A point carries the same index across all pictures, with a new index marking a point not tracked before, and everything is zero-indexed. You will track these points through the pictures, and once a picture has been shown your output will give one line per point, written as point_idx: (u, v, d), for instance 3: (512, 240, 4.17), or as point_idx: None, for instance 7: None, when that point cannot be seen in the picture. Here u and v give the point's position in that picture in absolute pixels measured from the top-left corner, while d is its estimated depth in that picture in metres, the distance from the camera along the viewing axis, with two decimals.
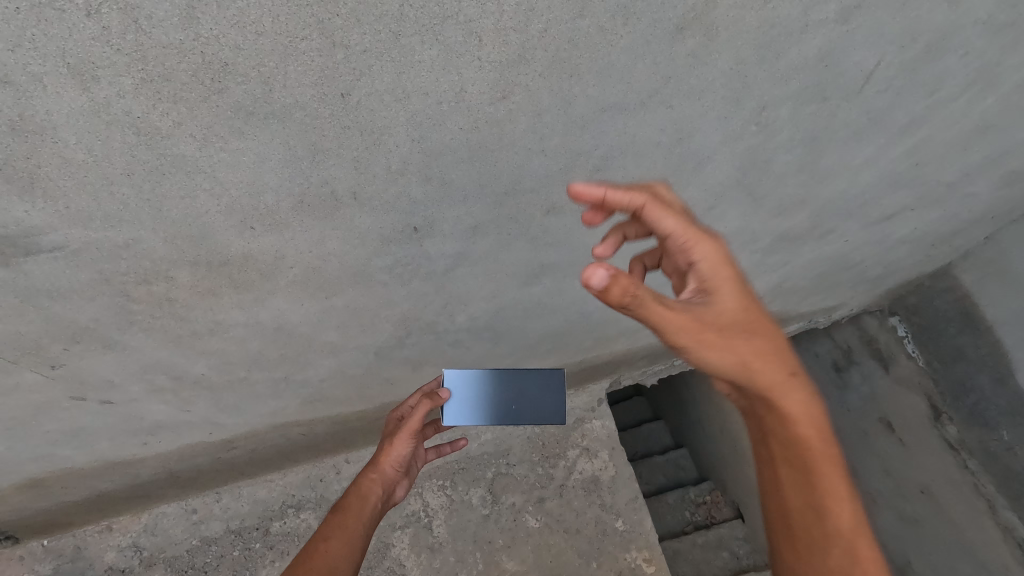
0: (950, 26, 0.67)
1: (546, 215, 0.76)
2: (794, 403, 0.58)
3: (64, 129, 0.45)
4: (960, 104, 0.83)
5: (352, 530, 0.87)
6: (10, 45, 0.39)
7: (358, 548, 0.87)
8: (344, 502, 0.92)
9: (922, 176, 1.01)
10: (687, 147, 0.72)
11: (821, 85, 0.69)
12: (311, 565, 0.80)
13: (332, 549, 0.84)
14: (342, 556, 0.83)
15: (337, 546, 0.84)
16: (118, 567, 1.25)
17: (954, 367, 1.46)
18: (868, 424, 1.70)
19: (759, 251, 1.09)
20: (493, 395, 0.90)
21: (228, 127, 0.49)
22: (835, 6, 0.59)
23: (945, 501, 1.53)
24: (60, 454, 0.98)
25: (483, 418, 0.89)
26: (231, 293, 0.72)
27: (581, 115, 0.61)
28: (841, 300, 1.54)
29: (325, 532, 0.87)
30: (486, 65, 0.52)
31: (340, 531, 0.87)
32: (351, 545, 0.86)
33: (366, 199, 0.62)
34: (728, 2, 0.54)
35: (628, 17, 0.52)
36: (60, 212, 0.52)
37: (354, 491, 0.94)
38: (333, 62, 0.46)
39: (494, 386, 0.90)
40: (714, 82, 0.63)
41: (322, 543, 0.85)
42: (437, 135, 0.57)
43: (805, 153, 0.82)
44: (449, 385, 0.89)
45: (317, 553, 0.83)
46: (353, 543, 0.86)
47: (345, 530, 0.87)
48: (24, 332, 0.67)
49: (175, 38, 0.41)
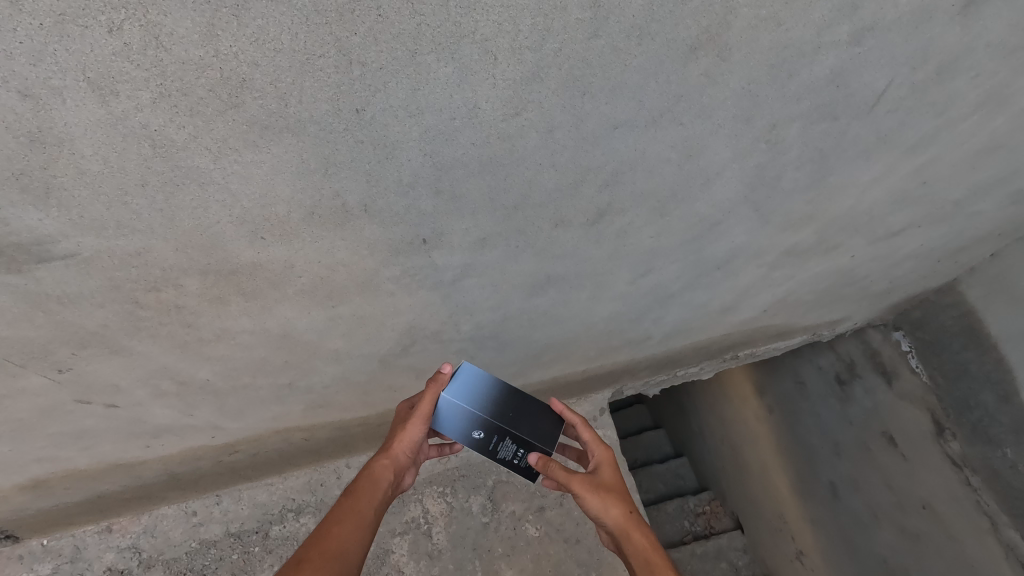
0: (961, 48, 0.67)
1: (554, 228, 0.76)
2: (639, 539, 0.81)
3: (81, 140, 0.45)
4: (969, 124, 0.83)
5: (364, 517, 0.80)
6: (32, 59, 0.39)
7: (368, 537, 0.79)
8: (355, 486, 0.83)
9: (930, 194, 1.01)
10: (697, 164, 0.72)
11: (832, 104, 0.70)
12: (321, 553, 0.72)
13: (343, 536, 0.76)
14: (354, 545, 0.76)
15: (348, 534, 0.76)
16: (117, 568, 1.25)
17: (958, 383, 1.44)
18: (870, 437, 1.72)
19: (765, 265, 1.09)
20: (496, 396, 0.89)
21: (243, 140, 0.49)
22: (848, 28, 0.59)
23: (948, 517, 1.51)
24: (64, 455, 0.98)
25: (476, 409, 0.86)
26: (239, 301, 0.72)
27: (592, 131, 0.61)
28: (846, 314, 1.53)
29: (334, 516, 0.79)
30: (500, 82, 0.52)
31: (351, 517, 0.79)
32: (362, 534, 0.78)
33: (376, 211, 0.62)
34: (741, 23, 0.54)
35: (642, 37, 0.53)
36: (74, 220, 0.52)
37: (365, 474, 0.85)
38: (350, 78, 0.47)
39: (498, 385, 0.89)
40: (726, 101, 0.63)
41: (333, 528, 0.76)
42: (450, 150, 0.57)
43: (813, 170, 0.82)
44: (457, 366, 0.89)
45: (327, 539, 0.75)
46: (364, 532, 0.78)
47: (357, 516, 0.79)
48: (32, 336, 0.67)
49: (194, 54, 0.42)
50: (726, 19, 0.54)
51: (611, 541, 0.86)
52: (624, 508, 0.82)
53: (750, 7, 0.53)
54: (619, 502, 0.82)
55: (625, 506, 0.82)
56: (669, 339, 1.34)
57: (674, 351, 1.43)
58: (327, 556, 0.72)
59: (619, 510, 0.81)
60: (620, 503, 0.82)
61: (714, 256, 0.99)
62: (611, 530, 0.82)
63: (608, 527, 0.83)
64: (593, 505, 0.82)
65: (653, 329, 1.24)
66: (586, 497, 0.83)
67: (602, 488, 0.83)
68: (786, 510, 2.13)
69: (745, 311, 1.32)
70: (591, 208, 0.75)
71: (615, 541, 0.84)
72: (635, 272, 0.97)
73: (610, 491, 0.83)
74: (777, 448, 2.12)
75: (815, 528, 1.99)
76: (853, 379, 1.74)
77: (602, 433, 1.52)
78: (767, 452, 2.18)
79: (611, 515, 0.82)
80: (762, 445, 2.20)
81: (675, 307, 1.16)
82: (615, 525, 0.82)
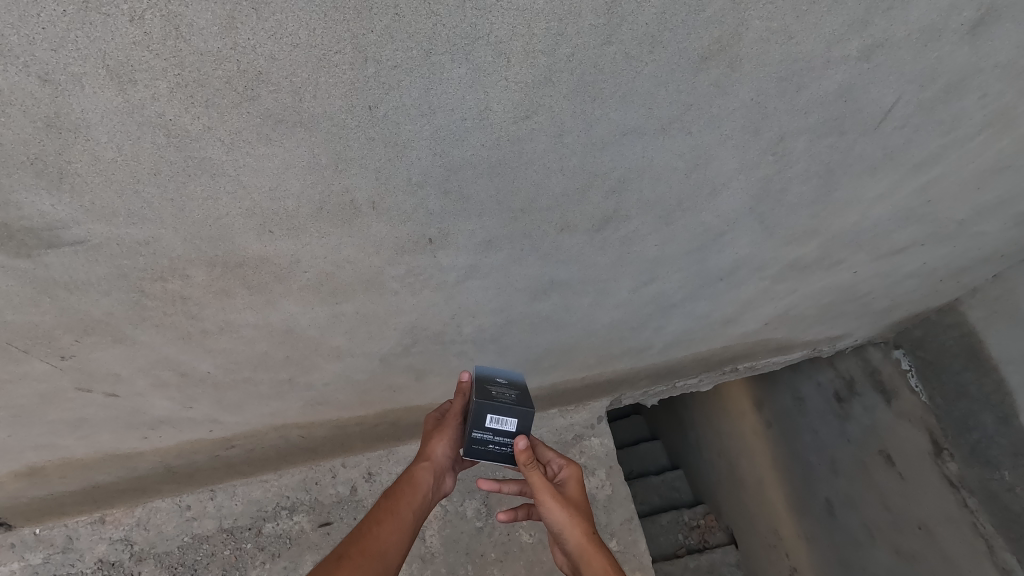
0: (969, 68, 0.68)
1: (559, 233, 0.77)
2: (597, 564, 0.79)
3: (97, 127, 0.46)
4: (975, 143, 0.83)
5: (404, 518, 0.79)
6: (53, 45, 0.40)
7: (407, 538, 0.78)
8: (393, 489, 0.84)
9: (933, 212, 1.01)
10: (704, 174, 0.73)
11: (839, 119, 0.70)
12: (362, 550, 0.71)
13: (383, 535, 0.75)
14: (394, 544, 0.75)
15: (389, 534, 0.76)
16: (109, 560, 1.24)
17: (957, 404, 1.44)
18: (868, 456, 1.72)
19: (767, 278, 1.10)
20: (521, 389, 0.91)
21: (257, 133, 0.50)
22: (858, 44, 0.60)
23: (944, 539, 1.50)
24: (61, 443, 0.98)
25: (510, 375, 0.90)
26: (244, 294, 0.72)
27: (601, 137, 0.62)
28: (847, 330, 1.53)
29: (375, 517, 0.78)
30: (513, 85, 0.52)
31: (391, 518, 0.78)
32: (402, 535, 0.77)
33: (384, 209, 0.63)
34: (752, 36, 0.55)
35: (654, 46, 0.53)
36: (85, 207, 0.52)
37: (404, 478, 0.85)
38: (364, 76, 0.47)
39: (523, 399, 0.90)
40: (735, 111, 0.64)
41: (374, 527, 0.76)
42: (459, 150, 0.58)
43: (819, 184, 0.83)
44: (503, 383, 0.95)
45: (370, 536, 0.74)
46: (405, 533, 0.78)
47: (396, 517, 0.79)
48: (38, 321, 0.67)
49: (213, 45, 0.42)
50: (738, 31, 0.54)
51: (570, 563, 0.85)
52: (587, 528, 0.81)
53: (762, 19, 0.54)
54: (581, 522, 0.81)
55: (587, 527, 0.81)
56: (670, 349, 1.34)
57: (673, 361, 1.43)
58: (368, 553, 0.71)
59: (581, 530, 0.80)
60: (582, 523, 0.81)
61: (717, 267, 0.99)
62: (570, 550, 0.81)
63: (568, 548, 0.82)
64: (556, 518, 0.81)
65: (654, 338, 1.24)
66: (551, 509, 0.81)
67: (567, 505, 0.82)
68: (781, 527, 2.12)
69: (746, 324, 1.32)
70: (597, 215, 0.75)
71: (574, 563, 0.83)
72: (638, 281, 0.97)
73: (575, 510, 0.82)
74: (774, 464, 2.11)
75: (810, 546, 1.99)
76: (852, 397, 1.74)
77: (600, 441, 1.52)
78: (763, 468, 2.17)
79: (573, 534, 0.80)
80: (759, 461, 2.19)
81: (676, 316, 1.16)
82: (575, 545, 0.81)
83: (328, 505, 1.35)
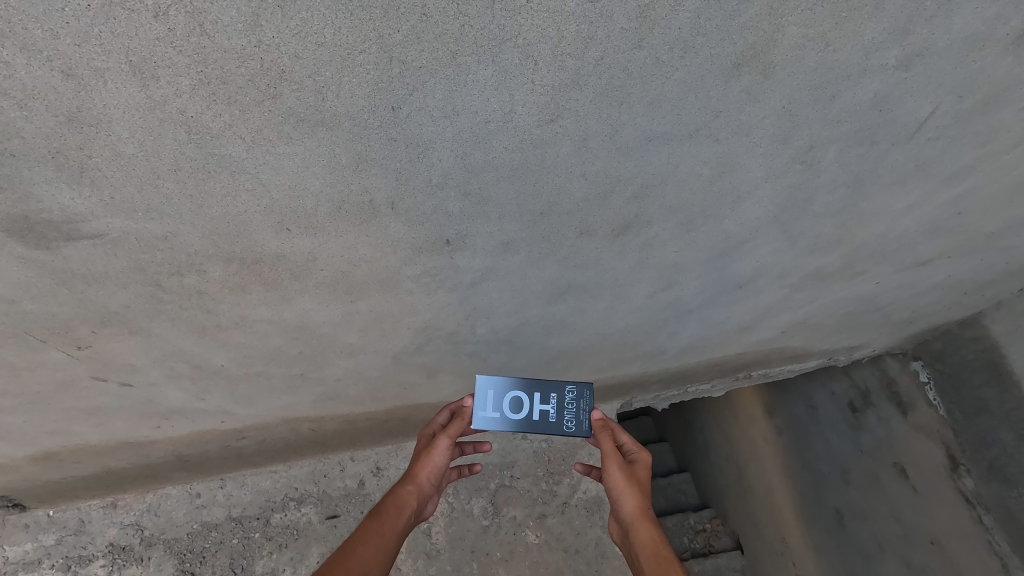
0: (1012, 81, 0.65)
1: (578, 237, 0.76)
2: (647, 535, 0.82)
3: (118, 122, 0.45)
4: (1011, 157, 0.81)
5: (388, 540, 0.79)
6: (77, 40, 0.39)
7: (389, 559, 0.78)
8: (378, 509, 0.82)
9: (963, 225, 0.99)
10: (729, 181, 0.71)
11: (872, 129, 0.68)
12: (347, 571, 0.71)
13: (368, 556, 0.75)
14: (376, 567, 0.75)
15: (372, 556, 0.75)
16: (120, 544, 1.26)
17: (977, 420, 1.41)
18: (881, 468, 1.68)
19: (787, 287, 1.07)
20: (502, 409, 0.86)
21: (278, 132, 0.49)
22: (897, 53, 0.57)
23: (956, 556, 1.48)
24: (76, 430, 0.99)
25: (494, 392, 0.87)
26: (260, 290, 0.72)
27: (625, 142, 0.60)
28: (865, 340, 1.50)
29: (358, 536, 0.78)
30: (539, 88, 0.51)
31: (376, 538, 0.78)
32: (384, 557, 0.77)
33: (402, 210, 0.62)
34: (789, 42, 0.53)
35: (685, 50, 0.52)
36: (105, 201, 0.52)
37: (389, 499, 0.84)
38: (388, 76, 0.46)
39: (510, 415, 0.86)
40: (765, 119, 0.62)
41: (358, 548, 0.76)
42: (481, 153, 0.57)
43: (846, 195, 0.81)
44: (479, 388, 0.87)
45: (352, 556, 0.74)
46: (386, 554, 0.77)
47: (382, 538, 0.78)
48: (55, 312, 0.67)
49: (237, 43, 0.42)
50: (773, 37, 0.52)
51: (620, 531, 0.87)
52: (643, 503, 0.82)
53: (799, 26, 0.52)
54: (639, 497, 0.83)
55: (643, 502, 0.83)
56: (684, 354, 1.32)
57: (687, 366, 1.41)
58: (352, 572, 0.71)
59: (637, 503, 0.82)
60: (640, 498, 0.82)
61: (737, 274, 0.97)
62: (622, 517, 0.84)
63: (621, 515, 0.84)
64: (616, 484, 0.84)
65: (668, 343, 1.23)
66: (613, 476, 0.83)
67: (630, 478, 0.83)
68: (789, 535, 2.09)
69: (762, 331, 1.30)
70: (618, 219, 0.74)
71: (624, 531, 0.85)
72: (656, 285, 0.95)
73: (637, 484, 0.84)
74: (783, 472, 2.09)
75: (818, 555, 1.96)
76: (867, 408, 1.71)
77: None
78: (772, 476, 2.14)
79: (628, 504, 0.83)
80: (767, 468, 2.17)
81: (692, 323, 1.15)
82: (629, 514, 0.83)
83: (336, 499, 1.36)
